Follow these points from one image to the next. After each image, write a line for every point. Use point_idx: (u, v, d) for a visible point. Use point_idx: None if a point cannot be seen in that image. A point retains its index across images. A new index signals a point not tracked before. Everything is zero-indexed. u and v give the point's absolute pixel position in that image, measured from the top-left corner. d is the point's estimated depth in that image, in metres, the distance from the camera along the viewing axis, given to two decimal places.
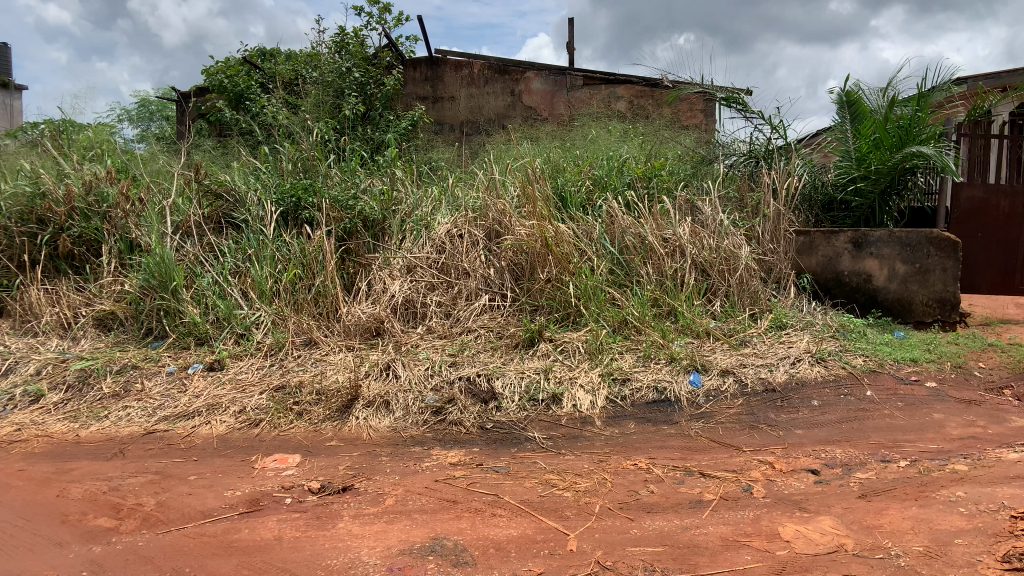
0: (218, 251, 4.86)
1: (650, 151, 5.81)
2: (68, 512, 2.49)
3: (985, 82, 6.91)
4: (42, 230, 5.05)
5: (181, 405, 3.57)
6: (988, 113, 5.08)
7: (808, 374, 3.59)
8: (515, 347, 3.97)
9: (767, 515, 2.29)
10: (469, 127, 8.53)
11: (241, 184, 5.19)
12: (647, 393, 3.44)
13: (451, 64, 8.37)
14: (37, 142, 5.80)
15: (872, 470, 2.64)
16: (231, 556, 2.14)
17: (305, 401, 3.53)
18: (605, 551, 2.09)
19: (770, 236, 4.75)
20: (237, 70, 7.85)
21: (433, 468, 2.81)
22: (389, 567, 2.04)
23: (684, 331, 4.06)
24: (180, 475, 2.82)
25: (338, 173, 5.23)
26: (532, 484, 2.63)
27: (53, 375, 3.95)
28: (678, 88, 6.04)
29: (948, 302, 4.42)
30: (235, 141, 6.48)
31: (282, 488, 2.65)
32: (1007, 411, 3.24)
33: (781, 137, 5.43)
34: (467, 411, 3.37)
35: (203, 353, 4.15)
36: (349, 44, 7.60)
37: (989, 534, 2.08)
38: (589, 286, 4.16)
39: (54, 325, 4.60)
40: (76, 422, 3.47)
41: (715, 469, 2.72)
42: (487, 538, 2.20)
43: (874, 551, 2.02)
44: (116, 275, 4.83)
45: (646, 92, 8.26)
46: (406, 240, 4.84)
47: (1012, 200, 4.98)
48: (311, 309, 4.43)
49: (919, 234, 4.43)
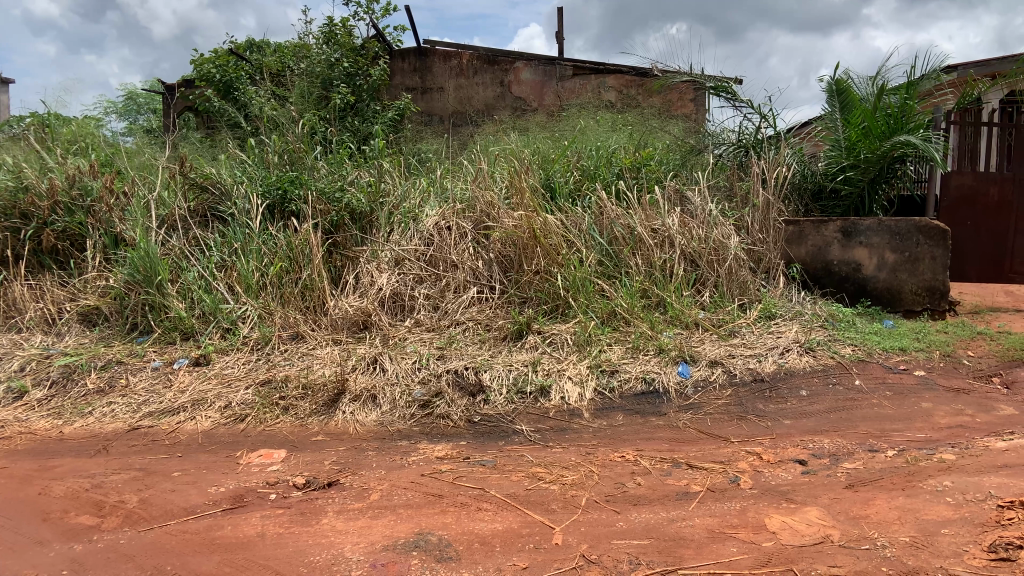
0: (204, 245, 4.79)
1: (639, 141, 5.78)
2: (50, 510, 2.45)
3: (974, 70, 6.91)
4: (25, 225, 4.95)
5: (166, 401, 3.52)
6: (977, 101, 5.03)
7: (796, 364, 3.59)
8: (503, 339, 3.95)
9: (753, 506, 2.28)
10: (458, 118, 8.45)
11: (228, 177, 5.10)
12: (635, 385, 3.43)
13: (440, 55, 8.26)
14: (19, 136, 5.67)
15: (860, 460, 2.63)
16: (214, 553, 2.11)
17: (290, 396, 3.49)
18: (591, 544, 2.07)
19: (759, 226, 4.68)
20: (225, 61, 7.74)
21: (419, 463, 2.78)
22: (372, 563, 2.01)
23: (673, 322, 4.04)
24: (164, 472, 2.78)
25: (324, 165, 5.13)
26: (519, 477, 2.61)
27: (37, 371, 3.89)
28: (667, 77, 5.99)
29: (937, 291, 4.43)
30: (222, 133, 6.40)
31: (266, 483, 2.62)
32: (996, 400, 3.23)
33: (771, 126, 5.39)
34: (454, 405, 3.35)
35: (189, 348, 4.10)
36: (337, 34, 7.46)
37: (975, 524, 2.07)
38: (577, 278, 4.14)
39: (38, 321, 4.53)
40: (60, 419, 3.42)
41: (702, 460, 2.70)
42: (472, 533, 2.18)
43: (860, 542, 2.01)
44: (101, 270, 4.77)
45: (636, 82, 8.40)
46: (394, 233, 4.79)
47: (1000, 187, 4.97)
48: (298, 302, 4.38)
49: (908, 223, 4.43)
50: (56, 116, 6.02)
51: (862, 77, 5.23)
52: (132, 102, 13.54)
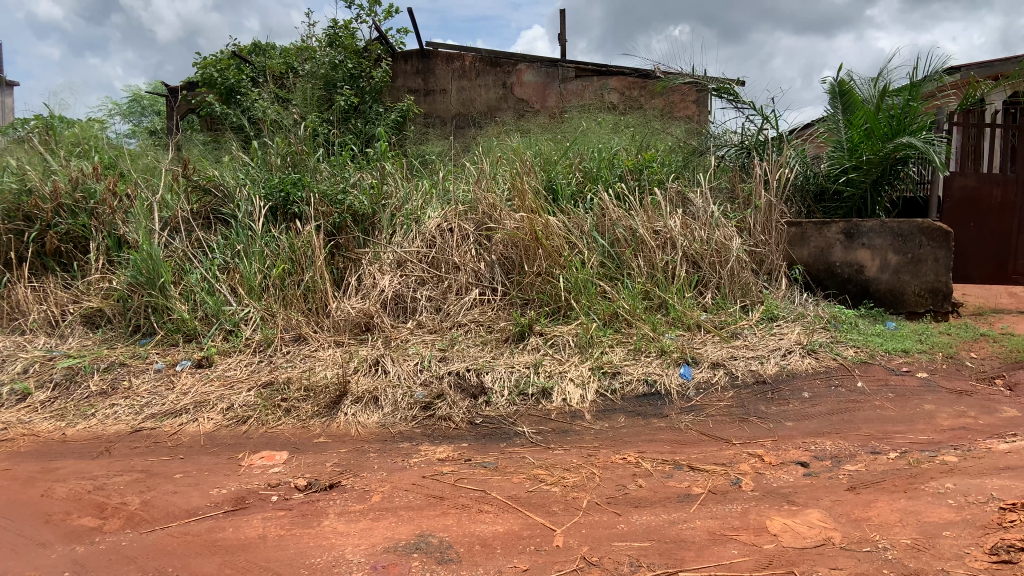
0: (207, 247, 4.80)
1: (641, 143, 5.78)
2: (52, 512, 2.46)
3: (977, 71, 6.90)
4: (28, 228, 4.97)
5: (169, 403, 3.53)
6: (980, 102, 5.06)
7: (799, 366, 3.59)
8: (505, 341, 3.95)
9: (755, 509, 2.27)
10: (460, 120, 8.44)
11: (230, 179, 5.11)
12: (636, 387, 3.43)
13: (442, 57, 8.28)
14: (24, 139, 5.69)
15: (862, 463, 2.62)
16: (214, 555, 2.11)
17: (293, 398, 3.49)
18: (592, 547, 2.07)
19: (761, 227, 4.66)
20: (228, 64, 7.78)
21: (420, 465, 2.79)
22: (373, 565, 2.02)
23: (675, 324, 4.03)
24: (166, 474, 2.79)
25: (327, 167, 5.13)
26: (521, 479, 2.61)
27: (40, 373, 3.90)
28: (669, 78, 5.99)
29: (940, 292, 4.41)
30: (225, 136, 6.42)
31: (268, 485, 2.63)
32: (998, 402, 3.22)
33: (773, 128, 5.39)
34: (456, 407, 3.35)
35: (192, 349, 4.11)
36: (340, 36, 7.48)
37: (978, 526, 2.06)
38: (579, 279, 4.15)
39: (41, 322, 4.55)
40: (63, 421, 3.43)
41: (704, 462, 2.70)
42: (473, 535, 2.18)
43: (861, 544, 2.00)
44: (104, 272, 4.79)
45: (639, 84, 8.43)
46: (396, 234, 4.80)
47: (1005, 188, 4.96)
48: (300, 304, 4.40)
49: (911, 225, 4.42)
50: (59, 119, 6.04)
51: (864, 79, 5.23)
52: (136, 105, 13.59)
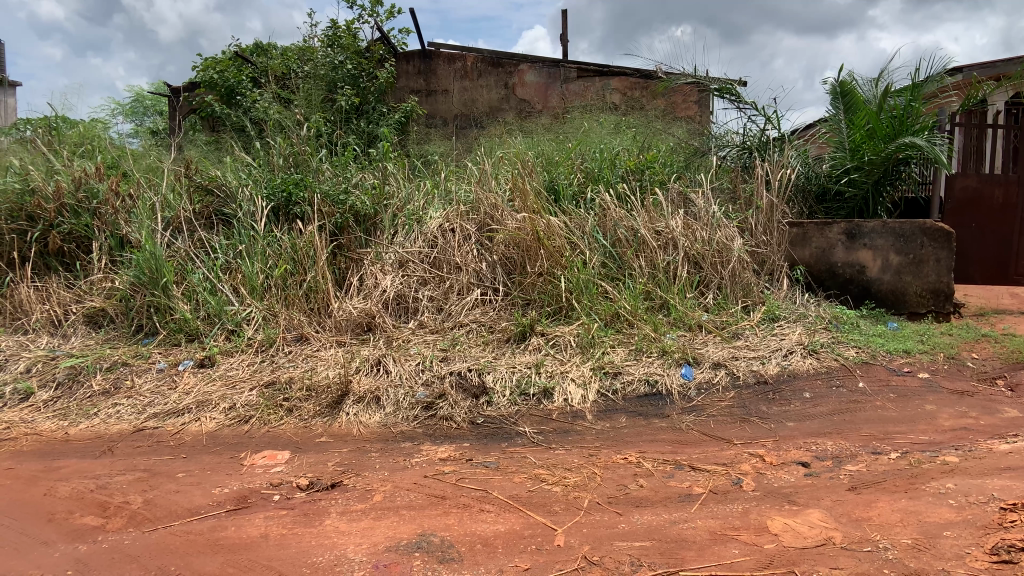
0: (209, 248, 4.80)
1: (643, 143, 5.79)
2: (55, 511, 2.47)
3: (979, 72, 6.91)
4: (31, 227, 4.99)
5: (170, 402, 3.54)
6: (981, 103, 5.08)
7: (800, 367, 3.59)
8: (506, 341, 3.96)
9: (756, 508, 2.28)
10: (462, 120, 8.46)
11: (233, 180, 5.12)
12: (638, 387, 3.43)
13: (444, 57, 8.27)
14: (27, 140, 5.71)
15: (863, 463, 2.62)
16: (217, 554, 2.12)
17: (294, 398, 3.50)
18: (592, 546, 2.08)
19: (763, 228, 4.67)
20: (228, 65, 7.81)
21: (422, 464, 2.80)
22: (375, 564, 2.03)
23: (676, 324, 4.04)
24: (168, 473, 2.80)
25: (329, 167, 5.12)
26: (521, 479, 2.61)
27: (43, 373, 3.91)
28: (671, 79, 5.99)
29: (942, 292, 4.42)
30: (227, 136, 6.44)
31: (270, 484, 2.64)
32: (1000, 402, 3.21)
33: (775, 128, 5.39)
34: (457, 406, 3.35)
35: (195, 349, 4.12)
36: (341, 37, 7.46)
37: (977, 526, 2.06)
38: (580, 280, 4.16)
39: (44, 321, 4.56)
40: (66, 420, 3.44)
41: (705, 462, 2.70)
42: (474, 534, 2.19)
43: (862, 545, 2.00)
44: (106, 271, 4.80)
45: (640, 85, 8.53)
46: (398, 234, 4.82)
47: (1006, 190, 4.96)
48: (301, 304, 4.41)
49: (913, 225, 4.42)
50: (63, 119, 6.06)
51: (866, 80, 5.23)
52: (139, 105, 13.80)
